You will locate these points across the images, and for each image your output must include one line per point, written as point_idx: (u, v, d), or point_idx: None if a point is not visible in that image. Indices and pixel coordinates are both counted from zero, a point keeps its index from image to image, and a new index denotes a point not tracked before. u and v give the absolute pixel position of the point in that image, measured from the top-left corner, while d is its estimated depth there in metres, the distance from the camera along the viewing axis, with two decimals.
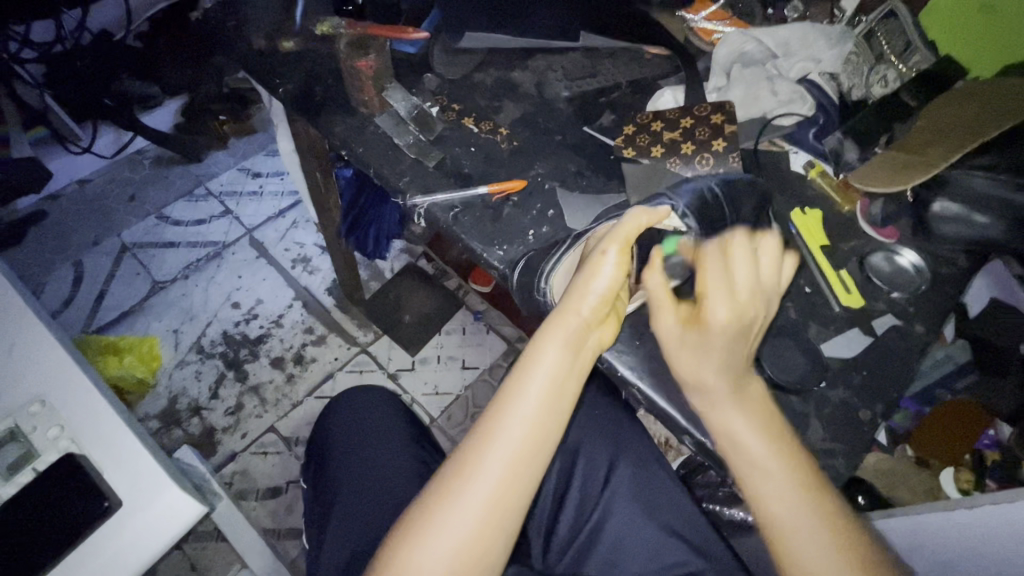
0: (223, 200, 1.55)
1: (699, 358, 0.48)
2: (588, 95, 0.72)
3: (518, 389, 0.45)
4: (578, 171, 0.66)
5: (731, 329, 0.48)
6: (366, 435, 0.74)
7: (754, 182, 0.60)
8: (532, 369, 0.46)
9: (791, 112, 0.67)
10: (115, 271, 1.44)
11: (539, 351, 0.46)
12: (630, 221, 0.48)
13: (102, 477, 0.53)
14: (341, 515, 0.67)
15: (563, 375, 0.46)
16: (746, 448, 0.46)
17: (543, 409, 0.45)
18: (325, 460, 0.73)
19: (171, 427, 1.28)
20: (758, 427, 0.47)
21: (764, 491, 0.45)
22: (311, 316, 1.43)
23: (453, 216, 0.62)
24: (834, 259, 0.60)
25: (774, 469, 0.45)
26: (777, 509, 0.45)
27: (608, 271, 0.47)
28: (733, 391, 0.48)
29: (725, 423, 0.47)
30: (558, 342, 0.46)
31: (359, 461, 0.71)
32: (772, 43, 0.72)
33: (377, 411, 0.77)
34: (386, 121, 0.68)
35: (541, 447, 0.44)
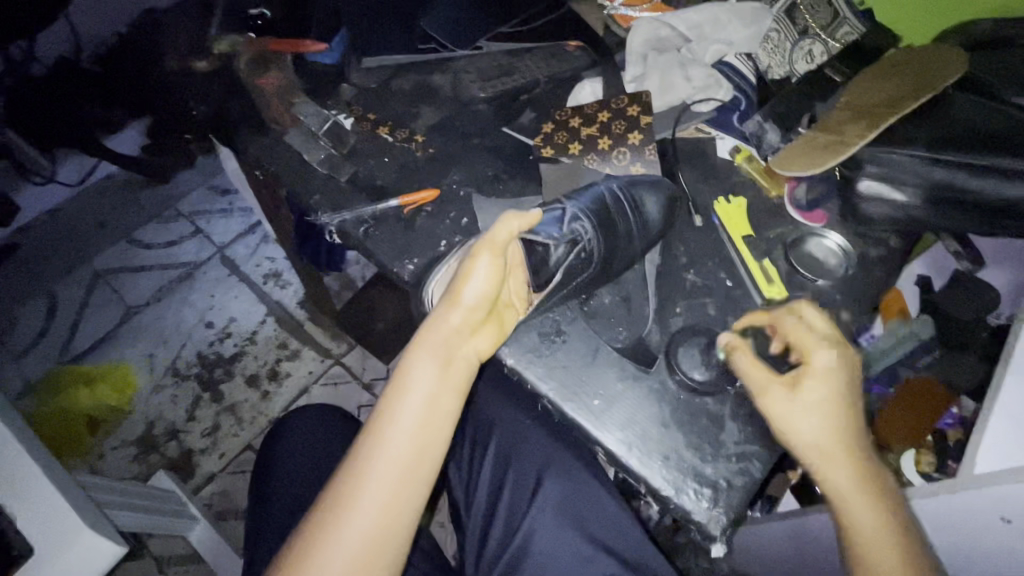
0: (194, 219, 1.55)
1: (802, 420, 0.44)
2: (506, 94, 0.70)
3: (392, 409, 0.44)
4: (496, 174, 0.64)
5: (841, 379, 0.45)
6: (307, 458, 0.74)
7: (663, 184, 0.59)
8: (407, 386, 0.45)
9: (707, 98, 0.64)
10: (88, 299, 1.45)
11: (412, 370, 0.45)
12: (501, 226, 0.48)
13: (14, 525, 0.53)
14: (271, 536, 0.67)
15: (437, 391, 0.45)
16: (840, 480, 0.43)
17: (420, 427, 0.44)
18: (265, 483, 0.73)
19: (149, 452, 1.29)
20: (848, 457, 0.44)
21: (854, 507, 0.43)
22: (284, 331, 1.42)
23: (365, 231, 0.61)
24: (757, 249, 0.58)
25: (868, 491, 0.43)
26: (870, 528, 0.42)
27: (480, 273, 0.47)
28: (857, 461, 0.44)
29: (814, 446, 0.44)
30: (431, 354, 0.45)
31: (297, 484, 0.71)
32: (683, 27, 0.68)
33: (320, 430, 0.77)
34: (296, 137, 0.66)
35: (420, 467, 0.43)
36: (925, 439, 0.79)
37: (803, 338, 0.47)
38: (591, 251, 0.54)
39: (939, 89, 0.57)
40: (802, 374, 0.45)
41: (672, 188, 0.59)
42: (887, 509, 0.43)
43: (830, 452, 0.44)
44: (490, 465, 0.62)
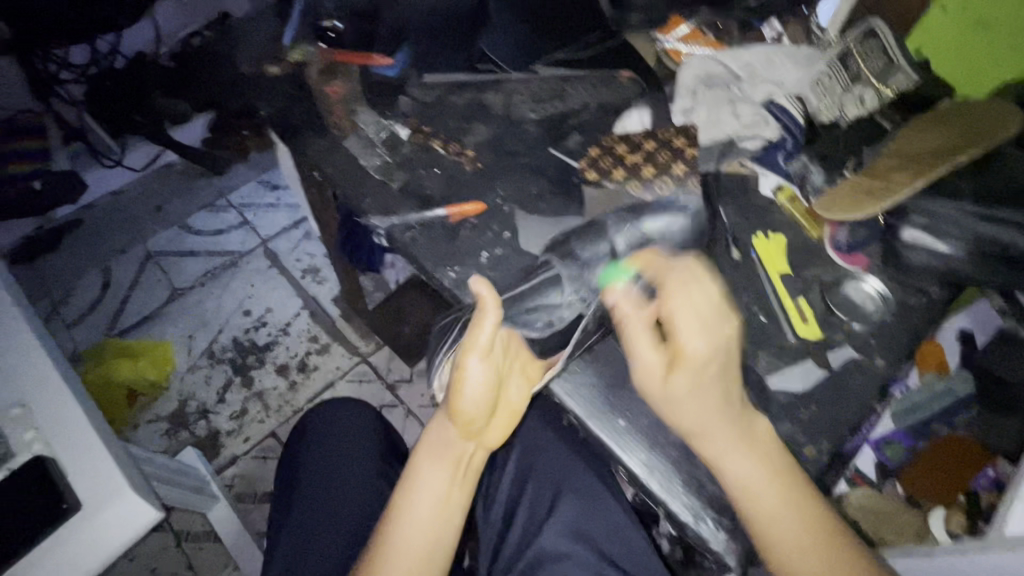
0: (242, 211, 1.62)
1: (691, 410, 0.45)
2: (554, 117, 0.72)
3: (404, 508, 0.53)
4: (539, 193, 0.67)
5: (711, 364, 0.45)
6: (334, 448, 0.77)
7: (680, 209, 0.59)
8: (417, 484, 0.54)
9: (756, 136, 0.66)
10: (138, 278, 1.52)
11: (422, 475, 0.54)
12: (486, 333, 0.49)
13: (65, 479, 0.57)
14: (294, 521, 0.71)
15: (446, 490, 0.54)
16: (722, 467, 0.46)
17: (433, 523, 0.53)
18: (294, 468, 0.76)
19: (179, 429, 1.35)
20: (727, 440, 0.45)
21: (730, 470, 0.45)
22: (317, 325, 1.47)
23: (411, 236, 0.64)
24: (794, 286, 0.58)
25: (739, 458, 0.45)
26: (745, 490, 0.45)
27: (473, 383, 0.51)
28: (747, 439, 0.46)
29: (698, 436, 0.46)
30: (438, 463, 0.54)
31: (323, 473, 0.74)
32: (735, 65, 0.70)
33: (348, 421, 0.79)
34: (355, 143, 0.70)
35: (434, 551, 0.52)
36: (956, 496, 0.76)
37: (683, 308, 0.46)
38: (601, 315, 0.54)
39: (992, 142, 0.56)
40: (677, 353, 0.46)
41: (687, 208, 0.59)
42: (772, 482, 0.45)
43: (709, 435, 0.45)
44: (512, 475, 0.64)
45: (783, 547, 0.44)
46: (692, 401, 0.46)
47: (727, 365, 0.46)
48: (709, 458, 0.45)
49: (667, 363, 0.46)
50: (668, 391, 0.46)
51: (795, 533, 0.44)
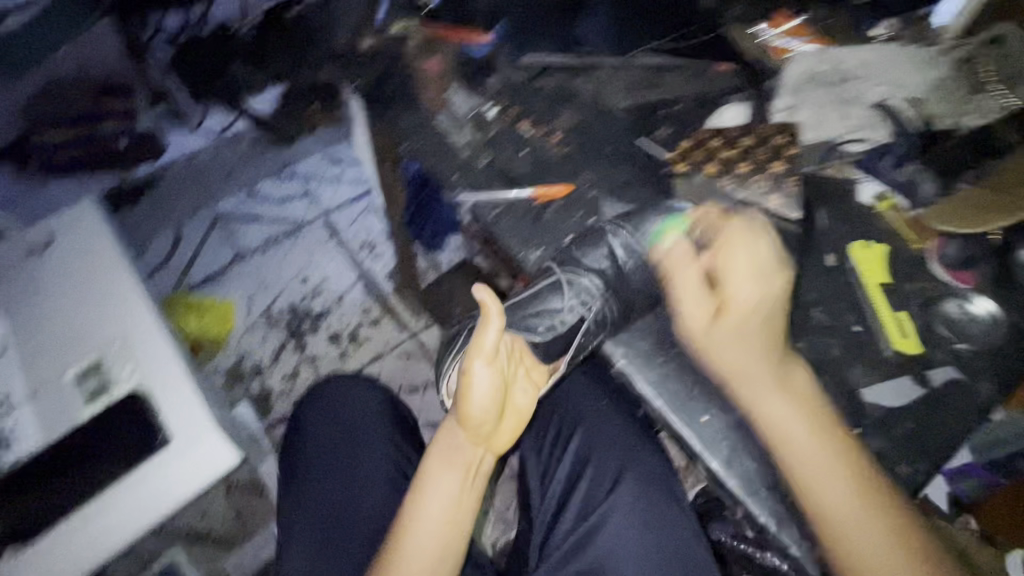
0: (307, 182, 1.68)
1: (732, 347, 0.51)
2: (646, 106, 0.71)
3: (420, 505, 0.58)
4: (626, 181, 0.66)
5: (763, 303, 0.51)
6: (338, 434, 0.78)
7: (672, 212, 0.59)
8: (429, 484, 0.59)
9: (861, 138, 0.63)
10: (206, 238, 1.61)
11: (436, 476, 0.59)
12: (489, 334, 0.54)
13: (160, 413, 0.61)
14: (304, 506, 0.72)
15: (459, 491, 0.59)
16: (771, 411, 0.49)
17: (445, 520, 0.58)
18: (297, 455, 0.78)
19: (235, 384, 1.41)
20: (775, 387, 0.49)
21: (767, 406, 0.49)
22: (370, 299, 1.51)
23: (495, 215, 0.64)
24: (895, 299, 0.55)
25: (783, 408, 0.48)
26: (788, 427, 0.48)
27: (481, 382, 0.55)
28: (783, 385, 0.49)
29: (753, 396, 0.49)
30: (453, 465, 0.59)
31: (331, 459, 0.76)
32: (851, 62, 0.67)
33: (353, 404, 0.81)
34: (445, 120, 0.71)
35: (450, 542, 0.57)
36: None
37: (736, 259, 0.53)
38: (601, 317, 0.59)
39: None
40: (728, 304, 0.52)
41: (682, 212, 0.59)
42: (821, 432, 0.47)
43: (754, 375, 0.50)
44: (571, 458, 0.67)
45: (817, 495, 0.46)
46: (746, 348, 0.50)
47: (773, 319, 0.51)
48: (750, 396, 0.49)
49: (713, 307, 0.52)
50: (720, 331, 0.51)
51: (843, 480, 0.46)
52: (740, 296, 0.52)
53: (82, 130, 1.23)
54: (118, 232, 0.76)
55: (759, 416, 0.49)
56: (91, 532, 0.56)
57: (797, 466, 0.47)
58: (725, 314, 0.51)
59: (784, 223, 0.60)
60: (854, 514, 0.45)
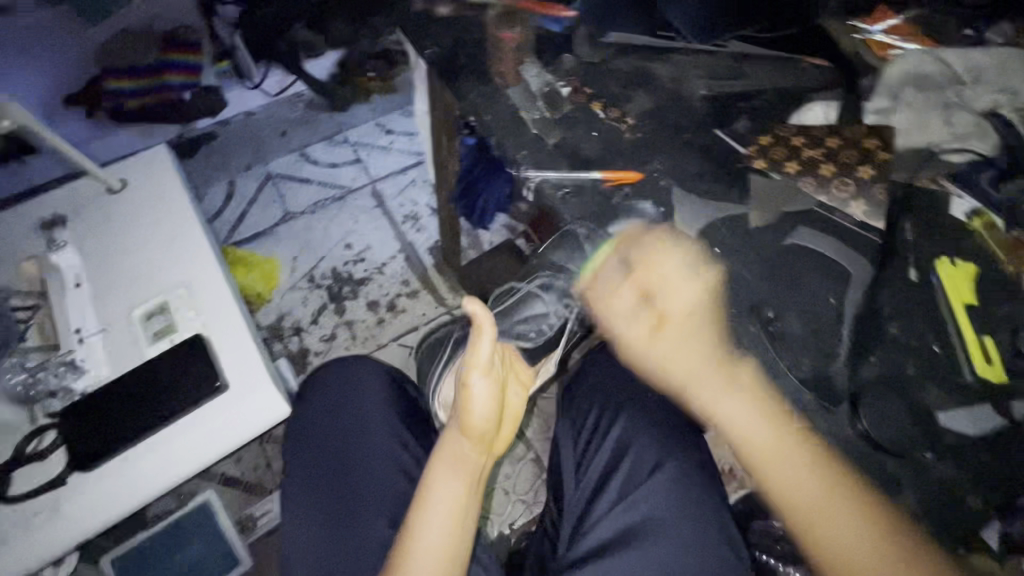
0: (357, 149, 1.70)
1: (678, 357, 0.57)
2: (726, 97, 0.68)
3: (423, 515, 0.59)
4: (698, 173, 0.63)
5: (699, 304, 0.55)
6: (342, 413, 0.80)
7: (637, 212, 0.61)
8: (433, 494, 0.60)
9: (964, 149, 0.59)
10: (257, 196, 1.64)
11: (437, 486, 0.61)
12: (484, 348, 0.60)
13: (218, 361, 0.63)
14: (311, 484, 0.75)
15: (461, 498, 0.61)
16: (723, 409, 0.55)
17: (450, 524, 0.59)
18: (298, 441, 0.79)
19: (275, 340, 1.44)
20: (725, 390, 0.55)
21: (720, 402, 0.55)
22: (410, 270, 1.53)
23: (562, 195, 0.63)
24: (980, 321, 0.51)
25: (732, 406, 0.54)
26: (739, 420, 0.54)
27: (479, 391, 0.61)
28: (732, 385, 0.54)
29: (706, 397, 0.56)
30: (456, 474, 0.62)
31: (334, 440, 0.77)
32: (960, 67, 0.63)
33: (359, 387, 0.82)
34: (516, 94, 0.70)
35: (459, 539, 0.59)
36: None
37: (667, 278, 0.56)
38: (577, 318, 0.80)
39: None
40: (665, 318, 0.57)
41: (646, 213, 0.61)
42: (777, 422, 0.52)
43: (701, 379, 0.57)
44: (613, 444, 0.68)
45: (772, 474, 0.54)
46: (687, 357, 0.56)
47: (706, 326, 0.55)
48: (702, 397, 0.57)
49: (649, 330, 0.58)
50: (664, 344, 0.57)
51: (795, 464, 0.52)
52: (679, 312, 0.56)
53: (147, 80, 1.42)
54: (186, 181, 0.79)
55: (715, 411, 0.56)
56: (148, 466, 0.59)
57: (752, 450, 0.55)
58: (661, 328, 0.57)
59: (867, 232, 0.58)
60: (819, 495, 0.51)
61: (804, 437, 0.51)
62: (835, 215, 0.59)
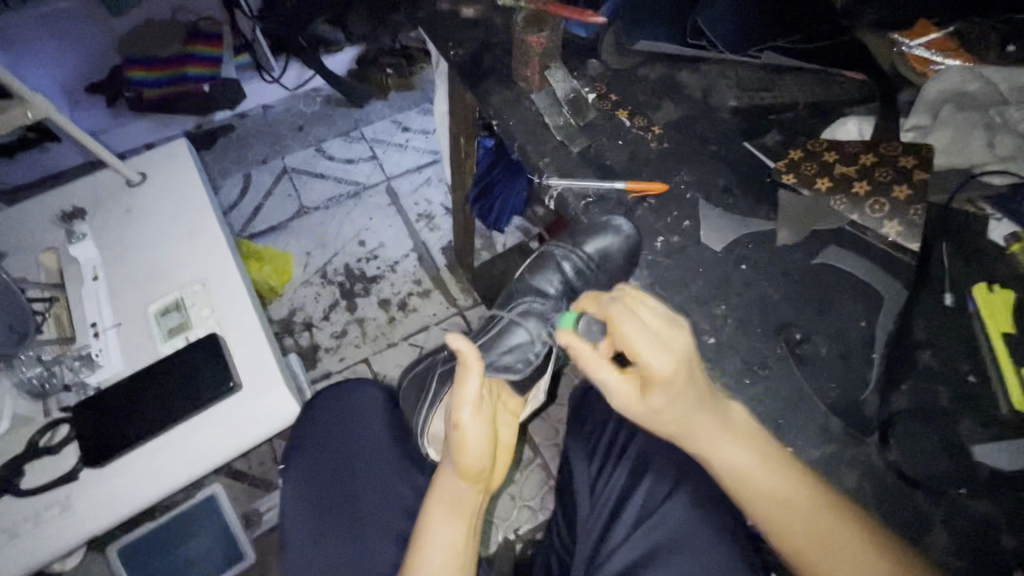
0: (373, 146, 1.68)
1: (669, 407, 0.49)
2: (756, 109, 0.67)
3: (420, 565, 0.55)
4: (726, 186, 0.62)
5: (678, 364, 0.47)
6: (338, 444, 0.73)
7: (608, 227, 0.61)
8: (431, 538, 0.57)
9: (1005, 170, 0.57)
10: (273, 189, 1.62)
11: (432, 530, 0.57)
12: (472, 385, 0.56)
13: (231, 360, 0.63)
14: (310, 525, 0.68)
15: (460, 542, 0.57)
16: (728, 463, 0.48)
17: (449, 573, 0.55)
18: (294, 475, 0.72)
19: (285, 335, 1.44)
20: (731, 441, 0.48)
21: (721, 453, 0.48)
22: (422, 270, 1.52)
23: (584, 205, 0.62)
24: (1021, 352, 0.48)
25: (735, 459, 0.48)
26: (745, 473, 0.47)
27: (472, 428, 0.57)
28: (734, 431, 0.48)
29: (710, 452, 0.49)
30: (450, 519, 0.58)
31: (329, 467, 0.71)
32: (1005, 86, 0.60)
33: (356, 412, 0.75)
34: (541, 99, 0.69)
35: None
36: None
37: (635, 336, 0.47)
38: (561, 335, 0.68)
39: None
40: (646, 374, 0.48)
41: (621, 228, 0.59)
42: (784, 478, 0.46)
43: (699, 427, 0.49)
44: (629, 465, 0.67)
45: (793, 539, 0.47)
46: (679, 407, 0.48)
47: (693, 370, 0.48)
48: (701, 448, 0.49)
49: (630, 380, 0.50)
50: (634, 395, 0.49)
51: (822, 526, 0.45)
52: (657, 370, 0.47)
53: (168, 71, 1.50)
54: (206, 177, 0.78)
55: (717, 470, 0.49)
56: (160, 466, 0.59)
57: (761, 507, 0.48)
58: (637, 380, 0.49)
59: (898, 253, 0.56)
60: (849, 562, 0.44)
61: (821, 496, 0.46)
62: (867, 233, 0.57)
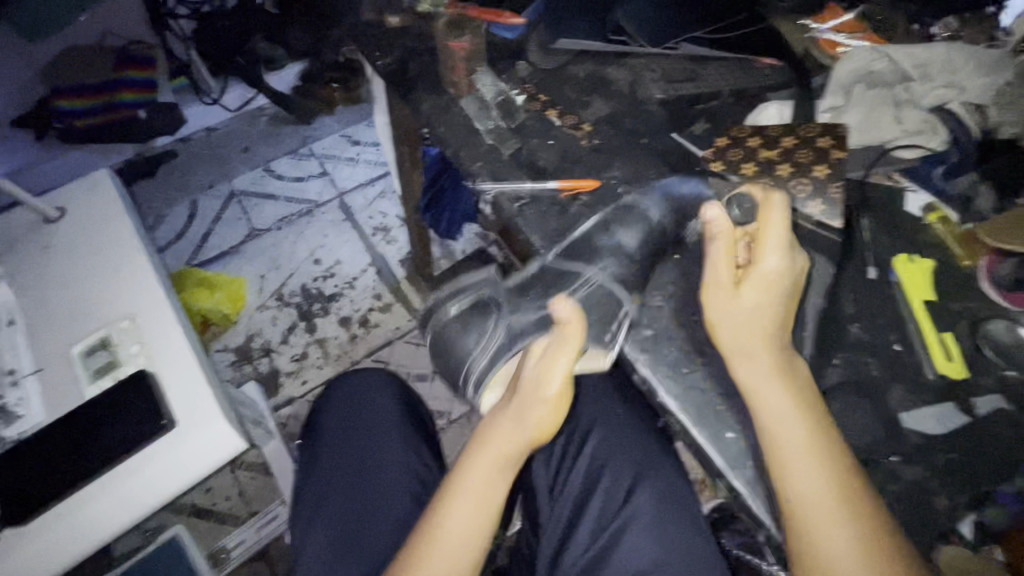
0: (323, 162, 1.65)
1: (751, 314, 0.48)
2: (684, 99, 0.67)
3: (452, 499, 0.55)
4: (657, 178, 0.62)
5: (779, 287, 0.48)
6: (354, 428, 0.77)
7: (636, 216, 0.57)
8: (469, 473, 0.55)
9: (914, 144, 0.59)
10: (222, 214, 1.57)
11: (468, 466, 0.56)
12: (575, 325, 0.52)
13: (164, 398, 0.60)
14: (326, 494, 0.72)
15: (493, 481, 0.55)
16: (768, 402, 0.45)
17: (478, 510, 0.54)
18: (312, 454, 0.76)
19: (244, 362, 1.38)
20: (772, 374, 0.46)
21: (769, 394, 0.45)
22: (382, 284, 1.49)
23: (518, 207, 0.61)
24: (939, 319, 0.52)
25: (787, 394, 0.45)
26: (783, 416, 0.44)
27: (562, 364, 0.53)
28: (788, 379, 0.46)
29: (754, 385, 0.46)
30: (488, 457, 0.56)
31: (349, 439, 0.76)
32: (909, 63, 0.62)
33: (371, 400, 0.80)
34: (470, 105, 0.68)
35: (481, 528, 0.54)
36: None
37: (774, 227, 0.49)
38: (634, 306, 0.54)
39: None
40: (746, 278, 0.49)
41: (648, 218, 0.57)
42: (824, 432, 0.44)
43: (758, 353, 0.47)
44: (587, 464, 0.65)
45: (804, 509, 0.42)
46: (750, 330, 0.48)
47: (789, 294, 0.49)
48: (746, 364, 0.47)
49: (740, 284, 0.49)
50: (725, 298, 0.49)
51: (824, 481, 0.42)
52: (770, 271, 0.48)
53: (100, 100, 1.44)
54: (134, 208, 0.75)
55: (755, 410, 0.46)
56: (90, 513, 0.56)
57: (783, 450, 0.44)
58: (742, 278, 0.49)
59: (826, 232, 0.55)
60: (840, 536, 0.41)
61: (846, 462, 0.43)
62: (795, 215, 0.57)
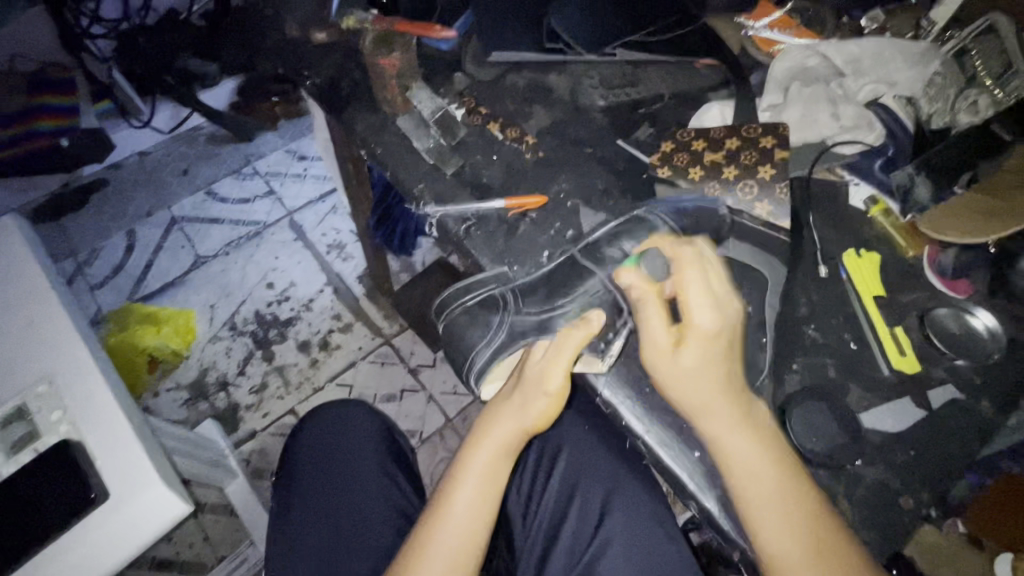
0: (268, 180, 1.57)
1: (704, 369, 0.44)
2: (625, 104, 0.67)
3: (438, 527, 0.51)
4: (605, 188, 0.61)
5: (718, 338, 0.45)
6: (333, 466, 0.71)
7: (646, 224, 0.53)
8: (455, 500, 0.52)
9: (853, 140, 0.59)
10: (162, 243, 1.47)
11: (457, 490, 0.53)
12: (574, 335, 0.50)
13: (93, 466, 0.55)
14: (303, 533, 0.66)
15: (479, 508, 0.52)
16: (732, 454, 0.44)
17: (464, 540, 0.51)
18: (288, 492, 0.70)
19: (199, 399, 1.29)
20: (734, 428, 0.44)
21: (728, 443, 0.44)
22: (341, 304, 1.42)
23: (465, 228, 0.58)
24: (889, 314, 0.52)
25: (748, 445, 0.43)
26: (742, 458, 0.43)
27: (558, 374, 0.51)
28: (748, 420, 0.44)
29: (720, 443, 0.44)
30: (474, 482, 0.53)
31: (327, 479, 0.70)
32: (839, 60, 0.64)
33: (351, 435, 0.74)
34: (407, 122, 0.64)
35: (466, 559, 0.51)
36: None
37: (692, 284, 0.46)
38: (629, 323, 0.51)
39: None
40: (685, 332, 0.45)
41: (656, 225, 0.53)
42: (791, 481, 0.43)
43: (716, 405, 0.44)
44: (559, 485, 0.64)
45: (783, 559, 0.41)
46: (704, 385, 0.44)
47: (726, 348, 0.45)
48: (708, 423, 0.44)
49: (678, 335, 0.45)
50: (669, 355, 0.45)
51: (791, 531, 0.41)
52: (704, 327, 0.44)
53: (18, 129, 1.31)
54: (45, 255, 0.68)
55: (725, 459, 0.44)
56: None
57: (748, 507, 0.43)
58: (678, 333, 0.45)
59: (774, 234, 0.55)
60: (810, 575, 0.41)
61: (808, 500, 0.42)
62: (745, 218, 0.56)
